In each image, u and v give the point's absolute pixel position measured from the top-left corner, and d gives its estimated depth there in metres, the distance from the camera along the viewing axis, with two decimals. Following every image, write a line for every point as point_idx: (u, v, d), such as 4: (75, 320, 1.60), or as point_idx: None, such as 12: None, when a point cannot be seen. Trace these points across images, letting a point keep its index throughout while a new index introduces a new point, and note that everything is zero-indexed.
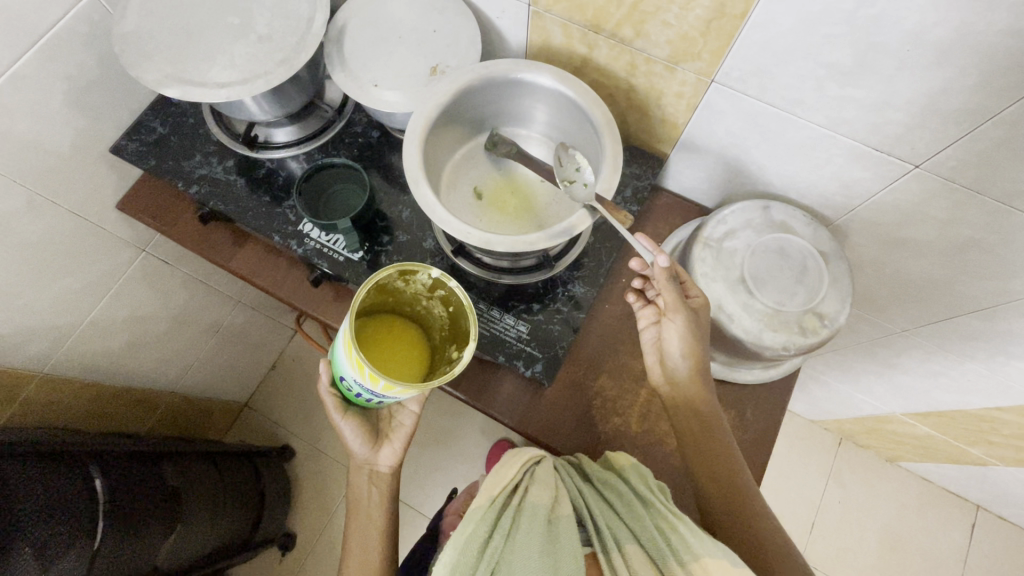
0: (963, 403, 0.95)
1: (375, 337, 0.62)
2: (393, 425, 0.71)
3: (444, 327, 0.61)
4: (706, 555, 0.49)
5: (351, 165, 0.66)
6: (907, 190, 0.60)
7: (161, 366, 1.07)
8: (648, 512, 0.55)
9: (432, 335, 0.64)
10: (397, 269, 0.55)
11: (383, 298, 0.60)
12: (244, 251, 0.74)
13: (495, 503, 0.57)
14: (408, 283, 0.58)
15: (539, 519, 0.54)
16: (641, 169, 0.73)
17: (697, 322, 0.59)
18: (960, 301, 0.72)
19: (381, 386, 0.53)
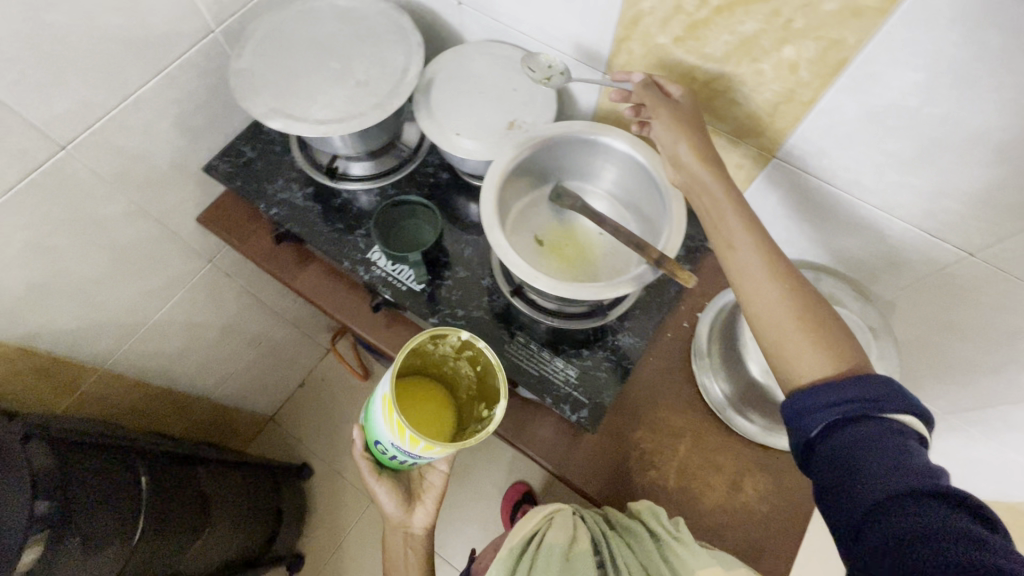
0: (1003, 495, 0.93)
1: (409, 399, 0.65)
2: (423, 485, 0.74)
3: (472, 385, 0.65)
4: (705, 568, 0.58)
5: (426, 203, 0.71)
6: (958, 275, 0.61)
7: (203, 372, 1.11)
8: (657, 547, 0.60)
9: (459, 393, 0.68)
10: (430, 333, 0.58)
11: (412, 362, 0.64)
12: (309, 272, 0.79)
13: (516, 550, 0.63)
14: (437, 346, 0.61)
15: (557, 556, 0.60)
16: (692, 230, 0.76)
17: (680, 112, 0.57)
18: (1006, 389, 0.72)
19: (420, 447, 0.55)
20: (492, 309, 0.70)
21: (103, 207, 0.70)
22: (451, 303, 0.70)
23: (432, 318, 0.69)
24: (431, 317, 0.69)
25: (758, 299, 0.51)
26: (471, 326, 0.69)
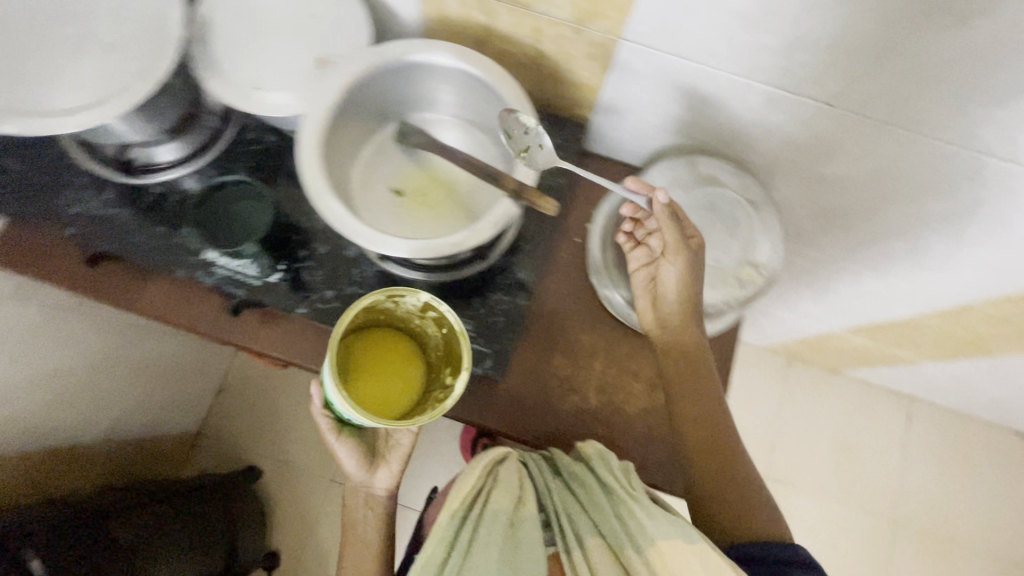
0: (892, 314, 1.01)
1: (370, 360, 0.59)
2: (390, 445, 0.67)
3: (440, 346, 0.59)
4: (661, 540, 0.50)
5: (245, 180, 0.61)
6: (824, 128, 0.59)
7: (90, 419, 0.99)
8: (608, 500, 0.56)
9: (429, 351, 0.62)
10: (384, 293, 0.53)
11: (372, 317, 0.59)
12: (150, 287, 0.64)
13: (455, 519, 0.56)
14: (396, 304, 0.55)
15: (500, 526, 0.55)
16: (563, 138, 0.69)
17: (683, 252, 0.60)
18: (882, 225, 0.74)
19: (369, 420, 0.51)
20: (366, 280, 0.63)
21: None
22: (318, 286, 0.62)
23: (301, 307, 0.62)
24: (300, 307, 0.62)
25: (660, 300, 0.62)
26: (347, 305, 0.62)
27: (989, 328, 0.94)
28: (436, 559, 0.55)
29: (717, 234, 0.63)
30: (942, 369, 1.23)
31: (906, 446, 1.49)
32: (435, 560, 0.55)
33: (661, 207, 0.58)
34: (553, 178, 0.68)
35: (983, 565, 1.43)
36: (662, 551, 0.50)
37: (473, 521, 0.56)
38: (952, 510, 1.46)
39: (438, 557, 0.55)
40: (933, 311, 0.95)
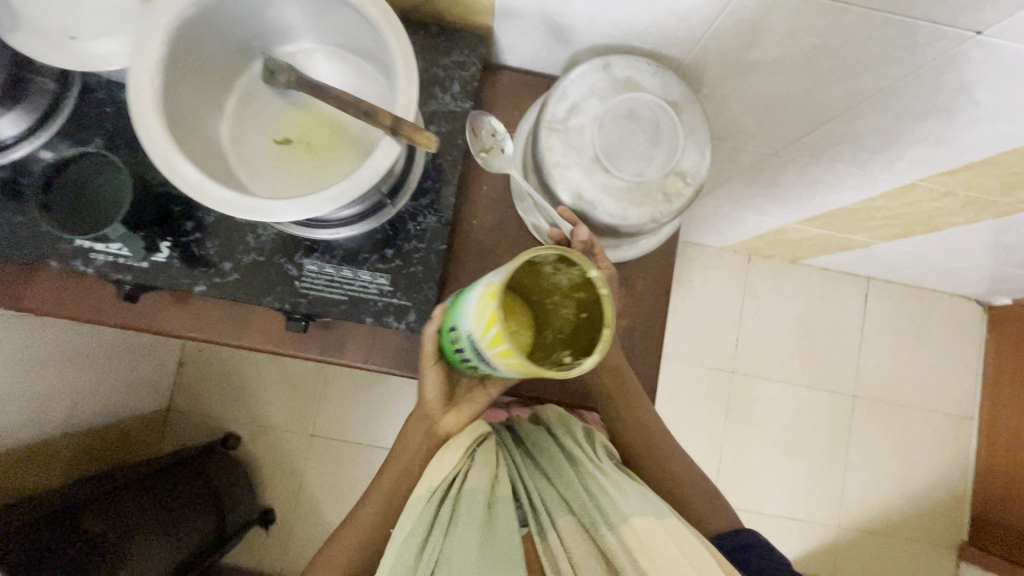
0: (841, 202, 0.99)
1: None
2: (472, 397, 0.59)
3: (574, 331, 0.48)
4: (635, 516, 0.53)
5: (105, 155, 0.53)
6: (743, 8, 0.53)
7: (36, 417, 0.95)
8: (577, 471, 0.58)
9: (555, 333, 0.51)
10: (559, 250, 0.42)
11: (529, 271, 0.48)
12: (36, 283, 0.60)
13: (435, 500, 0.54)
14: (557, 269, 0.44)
15: (478, 505, 0.54)
16: (462, 55, 0.61)
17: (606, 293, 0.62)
18: (820, 111, 0.69)
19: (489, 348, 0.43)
20: (265, 246, 0.57)
21: None
22: (213, 258, 0.57)
23: (199, 284, 0.56)
24: (198, 284, 0.56)
25: None
26: (248, 275, 0.57)
27: (935, 204, 0.93)
28: (416, 542, 0.52)
29: (635, 148, 0.57)
30: (895, 248, 1.24)
31: (864, 324, 1.55)
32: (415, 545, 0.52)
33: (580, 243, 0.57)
34: (455, 104, 0.61)
35: (934, 423, 1.54)
36: (635, 526, 0.52)
37: (449, 501, 0.54)
38: (906, 377, 1.54)
39: (420, 538, 0.52)
40: (880, 194, 0.93)
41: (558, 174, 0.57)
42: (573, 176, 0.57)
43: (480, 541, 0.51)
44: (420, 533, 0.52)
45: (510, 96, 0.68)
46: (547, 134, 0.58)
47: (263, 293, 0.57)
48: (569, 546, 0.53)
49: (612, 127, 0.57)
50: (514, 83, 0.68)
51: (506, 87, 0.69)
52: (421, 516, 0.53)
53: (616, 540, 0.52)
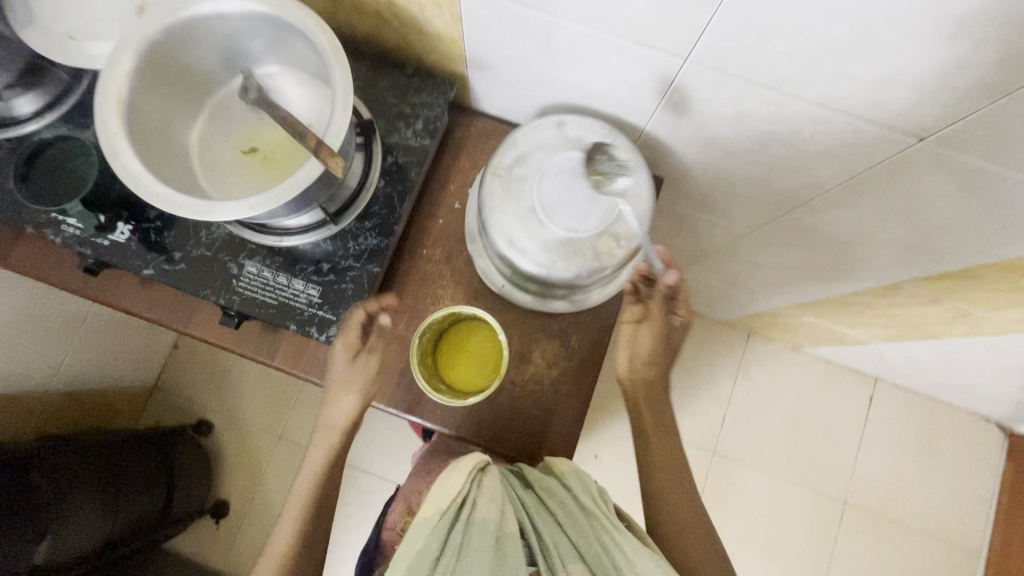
0: (827, 292, 0.96)
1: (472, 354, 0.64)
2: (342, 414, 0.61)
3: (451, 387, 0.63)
4: None
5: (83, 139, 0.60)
6: (688, 86, 0.54)
7: (17, 369, 1.01)
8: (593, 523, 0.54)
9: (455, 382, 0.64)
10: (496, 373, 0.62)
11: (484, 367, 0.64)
12: (19, 243, 0.66)
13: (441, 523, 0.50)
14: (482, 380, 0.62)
15: (490, 536, 0.50)
16: (432, 96, 0.65)
17: (671, 330, 0.65)
18: (785, 197, 0.69)
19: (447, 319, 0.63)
20: (214, 242, 0.61)
21: None
22: (167, 246, 0.61)
23: (147, 268, 0.61)
24: (147, 267, 0.61)
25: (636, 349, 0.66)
26: (193, 267, 0.61)
27: (925, 310, 0.88)
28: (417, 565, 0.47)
29: (575, 204, 0.58)
30: (897, 350, 1.17)
31: (865, 427, 1.45)
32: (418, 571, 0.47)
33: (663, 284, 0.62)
34: (416, 140, 0.64)
35: (932, 550, 1.40)
36: None
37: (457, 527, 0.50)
38: (907, 494, 1.42)
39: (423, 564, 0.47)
40: (865, 289, 0.90)
41: (494, 219, 0.59)
42: (509, 222, 0.59)
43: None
44: (421, 552, 0.48)
45: (480, 140, 0.72)
46: (493, 180, 0.60)
47: (202, 285, 0.61)
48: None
49: (555, 182, 0.58)
50: (487, 129, 0.72)
51: (479, 131, 0.72)
52: (425, 537, 0.49)
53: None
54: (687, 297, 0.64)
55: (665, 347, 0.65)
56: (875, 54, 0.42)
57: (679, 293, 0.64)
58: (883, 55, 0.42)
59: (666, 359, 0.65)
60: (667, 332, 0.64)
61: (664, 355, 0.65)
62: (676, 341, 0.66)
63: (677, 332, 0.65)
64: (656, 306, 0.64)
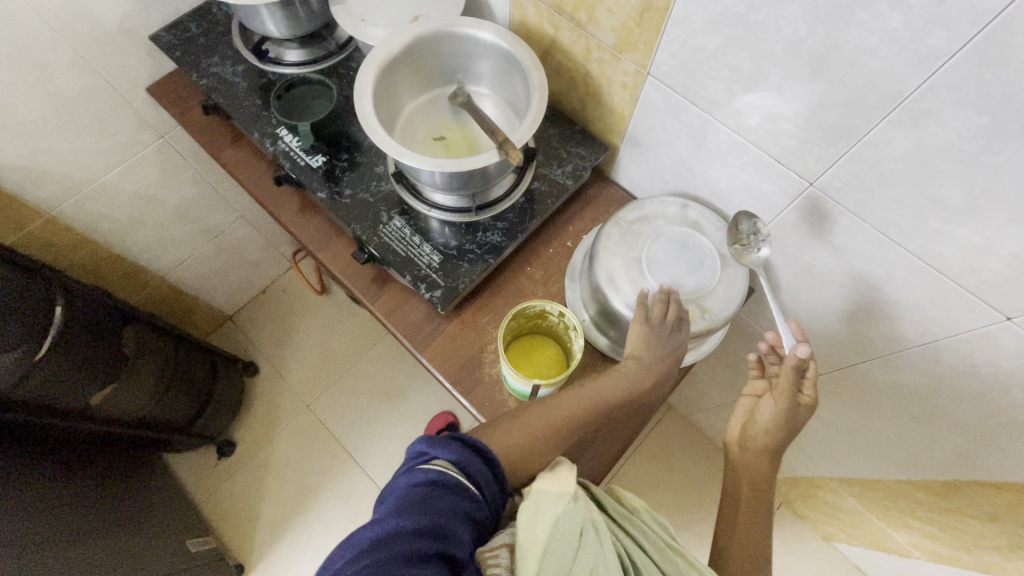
0: (880, 471, 0.94)
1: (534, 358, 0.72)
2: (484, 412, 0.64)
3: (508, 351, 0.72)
4: None
5: (325, 82, 0.79)
6: (806, 209, 0.63)
7: (154, 250, 1.18)
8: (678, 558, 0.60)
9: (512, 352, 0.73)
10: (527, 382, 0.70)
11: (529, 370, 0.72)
12: (236, 147, 0.85)
13: (576, 505, 0.55)
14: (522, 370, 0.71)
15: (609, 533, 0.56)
16: (586, 152, 0.79)
17: (795, 413, 0.61)
18: (864, 346, 0.73)
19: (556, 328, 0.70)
20: (377, 193, 0.75)
21: (49, 54, 0.79)
22: (343, 182, 0.76)
23: (321, 192, 0.75)
24: (322, 191, 0.75)
25: (754, 419, 0.64)
26: (354, 204, 0.74)
27: (982, 529, 0.84)
28: (557, 537, 0.51)
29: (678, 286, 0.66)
30: None
31: None
32: (561, 546, 0.51)
33: (795, 358, 0.59)
34: (561, 177, 0.77)
35: None
36: None
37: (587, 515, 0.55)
38: None
39: (566, 539, 0.52)
40: (920, 480, 0.87)
41: (604, 255, 0.68)
42: (615, 262, 0.67)
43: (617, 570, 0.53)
44: (563, 527, 0.52)
45: (608, 201, 0.83)
46: (613, 227, 0.70)
47: (355, 220, 0.73)
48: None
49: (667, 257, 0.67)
50: (616, 195, 0.84)
51: (609, 194, 0.84)
52: (561, 512, 0.53)
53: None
54: (816, 375, 0.60)
55: (779, 425, 0.62)
56: (979, 223, 0.49)
57: (808, 369, 0.60)
58: (986, 226, 0.49)
59: (776, 440, 0.62)
60: (787, 415, 0.61)
61: (772, 437, 0.62)
62: (799, 421, 0.62)
63: (801, 413, 0.61)
64: (787, 383, 0.60)
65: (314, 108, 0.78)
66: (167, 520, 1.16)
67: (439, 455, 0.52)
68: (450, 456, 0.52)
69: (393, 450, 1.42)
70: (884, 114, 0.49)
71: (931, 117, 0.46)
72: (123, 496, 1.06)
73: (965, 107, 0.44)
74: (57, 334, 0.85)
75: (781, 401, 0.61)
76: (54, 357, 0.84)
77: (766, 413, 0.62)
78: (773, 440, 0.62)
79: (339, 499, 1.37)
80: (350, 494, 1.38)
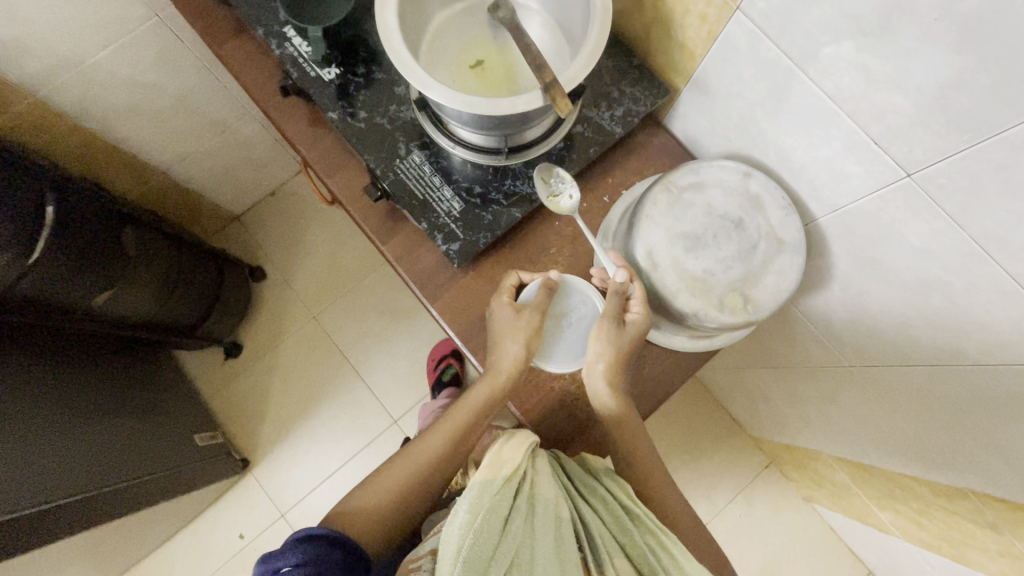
0: (884, 460, 0.92)
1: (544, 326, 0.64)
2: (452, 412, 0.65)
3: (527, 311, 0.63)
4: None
5: None
6: (891, 202, 0.53)
7: (156, 141, 1.09)
8: (634, 525, 0.58)
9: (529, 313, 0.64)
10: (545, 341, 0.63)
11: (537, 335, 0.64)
12: (237, 40, 0.73)
13: (501, 495, 0.54)
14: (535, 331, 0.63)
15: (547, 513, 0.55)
16: (641, 94, 0.67)
17: (624, 336, 0.60)
18: (912, 350, 0.67)
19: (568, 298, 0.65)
20: (396, 120, 0.66)
21: None
22: (358, 102, 0.66)
23: (333, 112, 0.65)
24: (333, 111, 0.65)
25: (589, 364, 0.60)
26: (369, 130, 0.65)
27: (973, 529, 0.83)
28: (485, 523, 0.52)
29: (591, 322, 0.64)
30: (912, 555, 1.10)
31: None
32: (481, 539, 0.51)
33: (615, 283, 0.60)
34: (608, 123, 0.67)
35: None
36: None
37: (517, 502, 0.55)
38: None
39: (487, 529, 0.51)
40: (927, 478, 0.85)
41: (645, 226, 0.60)
42: (656, 236, 0.60)
43: (549, 554, 0.52)
44: (482, 517, 0.52)
45: (656, 152, 0.72)
46: (661, 191, 0.61)
47: (369, 151, 0.65)
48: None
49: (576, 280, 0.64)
50: (667, 146, 0.72)
51: (659, 144, 0.73)
52: (481, 502, 0.53)
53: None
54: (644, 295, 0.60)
55: (615, 352, 0.59)
56: None
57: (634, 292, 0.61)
58: None
59: (617, 364, 0.60)
60: (618, 339, 0.60)
61: (612, 363, 0.59)
62: (635, 341, 0.60)
63: (632, 331, 0.60)
64: (612, 307, 0.60)
65: (326, 9, 0.65)
66: (173, 416, 1.19)
67: (283, 564, 0.52)
68: (296, 560, 0.52)
69: (396, 368, 1.44)
70: None
71: None
72: (128, 393, 1.08)
73: None
74: (49, 236, 0.80)
75: (609, 322, 0.59)
76: (49, 259, 0.80)
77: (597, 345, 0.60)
78: (614, 367, 0.59)
79: (340, 409, 1.41)
80: (352, 406, 1.41)
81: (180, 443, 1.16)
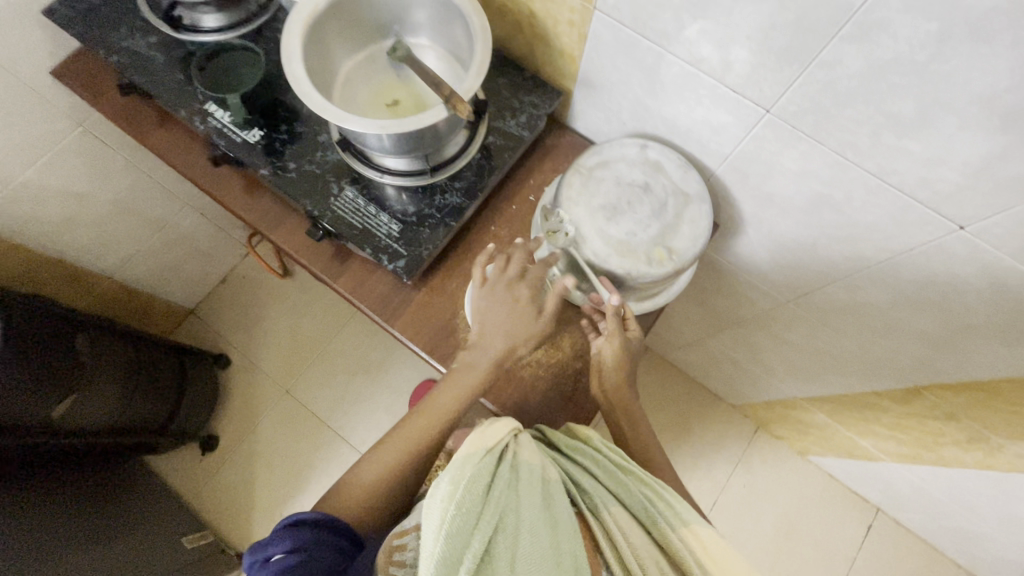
0: (847, 385, 0.98)
1: None
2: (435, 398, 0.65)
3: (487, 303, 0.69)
4: (694, 523, 0.56)
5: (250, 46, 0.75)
6: (764, 139, 0.62)
7: (95, 248, 1.10)
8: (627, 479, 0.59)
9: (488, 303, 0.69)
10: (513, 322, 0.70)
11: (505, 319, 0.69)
12: (162, 128, 0.78)
13: (485, 461, 0.54)
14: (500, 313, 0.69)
15: (537, 478, 0.55)
16: (538, 99, 0.76)
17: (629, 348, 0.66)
18: (828, 268, 0.74)
19: None
20: (325, 165, 0.71)
21: None
22: (285, 154, 0.71)
23: (264, 169, 0.70)
24: (264, 168, 0.70)
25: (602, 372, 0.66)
26: (302, 178, 0.70)
27: (939, 427, 0.89)
28: (470, 489, 0.51)
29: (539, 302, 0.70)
30: (903, 475, 1.15)
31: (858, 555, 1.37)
32: (464, 508, 0.49)
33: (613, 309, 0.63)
34: (516, 129, 0.74)
35: None
36: (694, 530, 0.55)
37: (502, 468, 0.54)
38: None
39: (473, 496, 0.50)
40: (885, 389, 0.91)
41: (568, 206, 0.66)
42: (578, 213, 0.65)
43: (541, 511, 0.52)
44: (465, 487, 0.51)
45: (567, 148, 0.80)
46: (573, 174, 0.68)
47: (303, 195, 0.69)
48: (632, 542, 0.53)
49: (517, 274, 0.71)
50: (574, 142, 0.80)
51: (567, 141, 0.80)
52: (464, 474, 0.53)
53: (679, 540, 0.54)
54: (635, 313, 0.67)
55: (624, 361, 0.66)
56: (932, 133, 0.49)
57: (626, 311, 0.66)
58: (938, 136, 0.49)
59: (622, 371, 0.66)
60: (626, 352, 0.66)
61: (622, 369, 0.66)
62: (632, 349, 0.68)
63: (632, 344, 0.67)
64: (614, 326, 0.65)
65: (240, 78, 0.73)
66: (160, 519, 1.15)
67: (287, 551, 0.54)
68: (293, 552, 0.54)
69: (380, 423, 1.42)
70: (835, 30, 0.48)
71: (882, 28, 0.45)
72: (104, 505, 1.03)
73: (915, 15, 0.43)
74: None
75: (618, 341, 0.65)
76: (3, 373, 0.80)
77: (609, 356, 0.65)
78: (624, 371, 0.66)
79: (330, 477, 1.37)
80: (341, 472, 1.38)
81: (167, 549, 1.10)
